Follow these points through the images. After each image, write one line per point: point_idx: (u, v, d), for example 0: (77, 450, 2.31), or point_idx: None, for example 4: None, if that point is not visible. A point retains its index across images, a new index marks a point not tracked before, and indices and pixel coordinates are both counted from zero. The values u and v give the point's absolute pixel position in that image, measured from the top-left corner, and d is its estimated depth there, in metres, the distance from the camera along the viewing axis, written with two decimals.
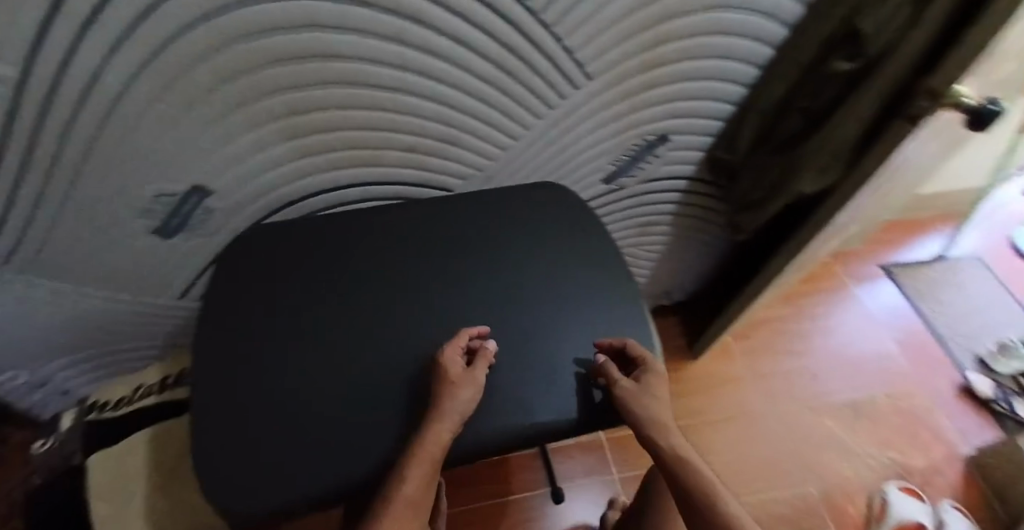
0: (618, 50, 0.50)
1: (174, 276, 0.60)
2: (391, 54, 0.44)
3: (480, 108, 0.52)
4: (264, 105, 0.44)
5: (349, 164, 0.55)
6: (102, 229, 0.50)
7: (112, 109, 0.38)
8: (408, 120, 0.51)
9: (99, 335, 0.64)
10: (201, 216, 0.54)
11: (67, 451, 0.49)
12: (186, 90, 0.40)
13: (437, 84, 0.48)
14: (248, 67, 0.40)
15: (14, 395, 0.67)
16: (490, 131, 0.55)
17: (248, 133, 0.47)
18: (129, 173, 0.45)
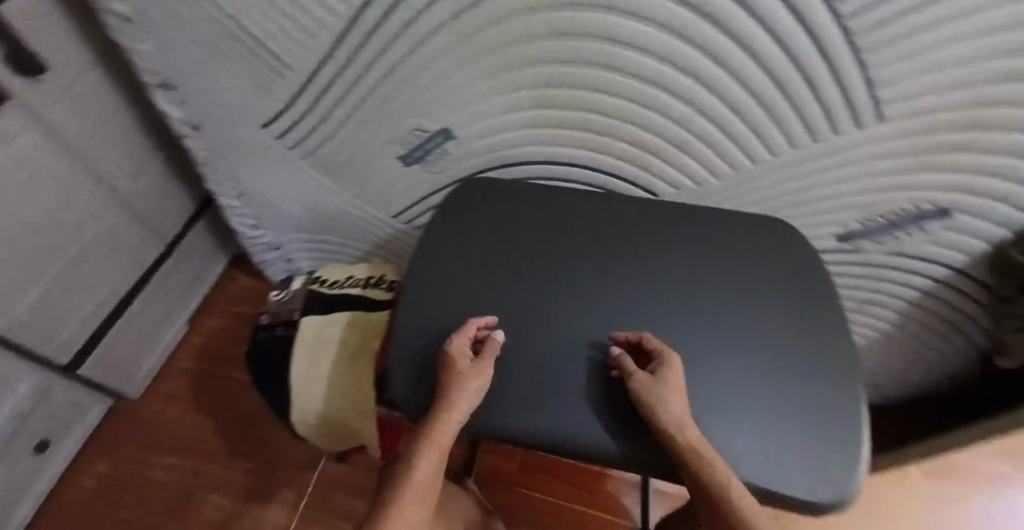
0: (935, 97, 0.38)
1: (397, 198, 0.68)
2: (666, 48, 0.41)
3: (728, 119, 0.46)
4: (512, 76, 0.48)
5: (576, 141, 0.55)
6: (366, 139, 0.60)
7: (417, 44, 0.45)
8: (644, 112, 0.48)
9: (326, 225, 0.77)
10: (437, 156, 0.61)
11: (292, 306, 0.60)
12: (465, 47, 0.45)
13: (687, 84, 0.44)
14: (509, 41, 0.44)
15: (259, 249, 0.85)
16: (731, 146, 0.49)
17: (496, 95, 0.51)
18: (402, 103, 0.54)
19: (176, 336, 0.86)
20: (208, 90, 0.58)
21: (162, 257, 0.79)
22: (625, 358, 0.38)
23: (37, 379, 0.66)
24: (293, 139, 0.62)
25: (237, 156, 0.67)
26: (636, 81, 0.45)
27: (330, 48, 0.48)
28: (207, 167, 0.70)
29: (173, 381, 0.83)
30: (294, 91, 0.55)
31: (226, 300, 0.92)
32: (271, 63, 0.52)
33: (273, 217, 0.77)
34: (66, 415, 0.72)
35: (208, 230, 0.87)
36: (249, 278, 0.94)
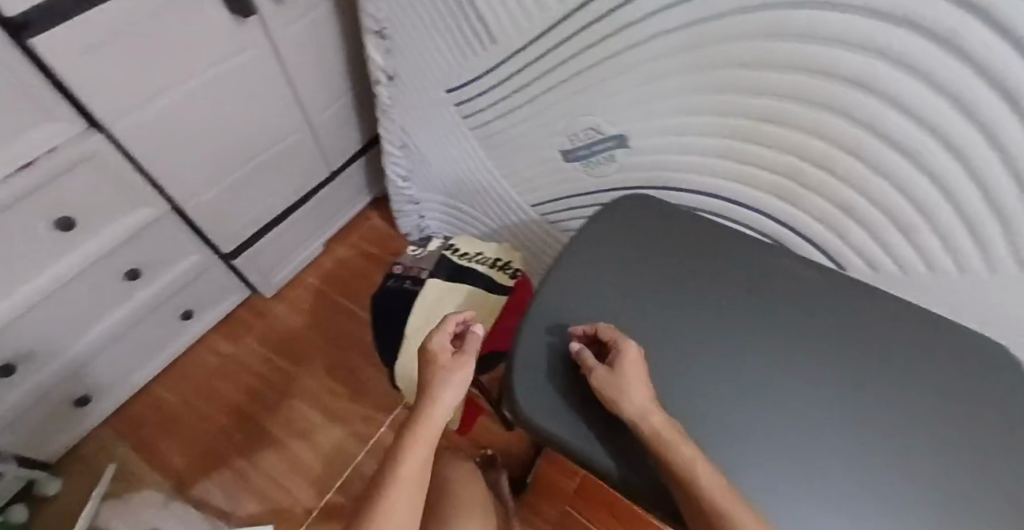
0: None
1: (546, 189, 0.67)
2: (929, 110, 0.33)
3: (968, 208, 0.36)
4: (701, 99, 0.44)
5: (760, 185, 0.48)
6: (536, 125, 0.59)
7: (630, 46, 0.44)
8: (851, 167, 0.40)
9: (467, 195, 0.78)
10: (602, 161, 0.57)
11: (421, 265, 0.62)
12: (670, 59, 0.43)
13: (915, 146, 0.35)
14: (708, 64, 0.41)
15: (399, 201, 0.89)
16: (966, 245, 0.38)
17: (682, 116, 0.47)
18: (586, 98, 0.52)
19: (311, 254, 0.94)
20: (414, 44, 0.62)
21: (324, 182, 0.88)
22: (584, 352, 0.38)
23: (204, 254, 0.76)
24: (471, 108, 0.64)
25: (416, 110, 0.71)
26: (859, 135, 0.38)
27: (541, 30, 0.49)
28: (384, 114, 0.75)
29: (299, 293, 0.92)
30: (490, 62, 0.56)
31: (358, 235, 0.99)
32: (480, 33, 0.54)
33: (423, 174, 0.81)
34: (212, 294, 0.83)
35: (364, 169, 0.95)
36: (381, 221, 1.00)
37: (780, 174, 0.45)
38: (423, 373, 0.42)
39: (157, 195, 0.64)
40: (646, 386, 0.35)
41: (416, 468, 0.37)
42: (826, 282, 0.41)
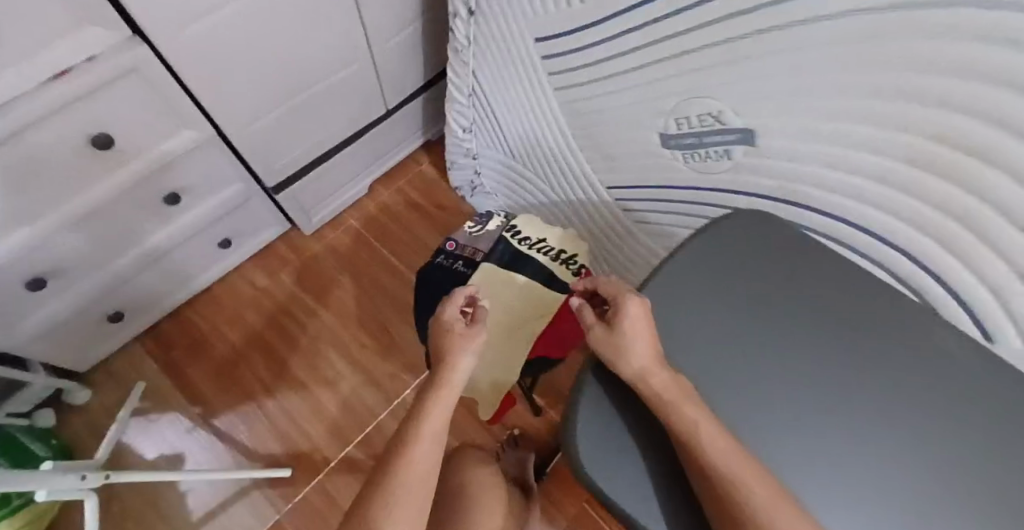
0: None
1: (631, 172, 0.57)
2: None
3: None
4: (861, 98, 0.32)
5: (934, 220, 0.34)
6: (636, 100, 0.49)
7: (783, 27, 0.33)
8: None
9: (534, 160, 0.69)
10: (716, 155, 0.47)
11: (478, 245, 0.55)
12: (834, 54, 0.31)
13: None
14: (877, 58, 0.29)
15: (456, 151, 0.81)
16: None
17: (839, 115, 0.34)
18: (711, 82, 0.41)
19: (355, 195, 0.88)
20: None
21: (379, 119, 0.80)
22: (586, 312, 0.37)
23: (249, 184, 0.72)
24: (561, 65, 0.54)
25: (496, 54, 0.61)
26: None
27: None
28: (458, 53, 0.67)
29: (339, 233, 0.87)
30: (597, 13, 0.46)
31: (406, 181, 0.91)
32: None
33: (489, 127, 0.72)
34: (250, 225, 0.79)
35: (423, 108, 0.86)
36: (432, 168, 0.92)
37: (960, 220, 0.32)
38: (436, 342, 0.40)
39: (202, 117, 0.58)
40: (650, 335, 0.32)
41: (434, 431, 0.35)
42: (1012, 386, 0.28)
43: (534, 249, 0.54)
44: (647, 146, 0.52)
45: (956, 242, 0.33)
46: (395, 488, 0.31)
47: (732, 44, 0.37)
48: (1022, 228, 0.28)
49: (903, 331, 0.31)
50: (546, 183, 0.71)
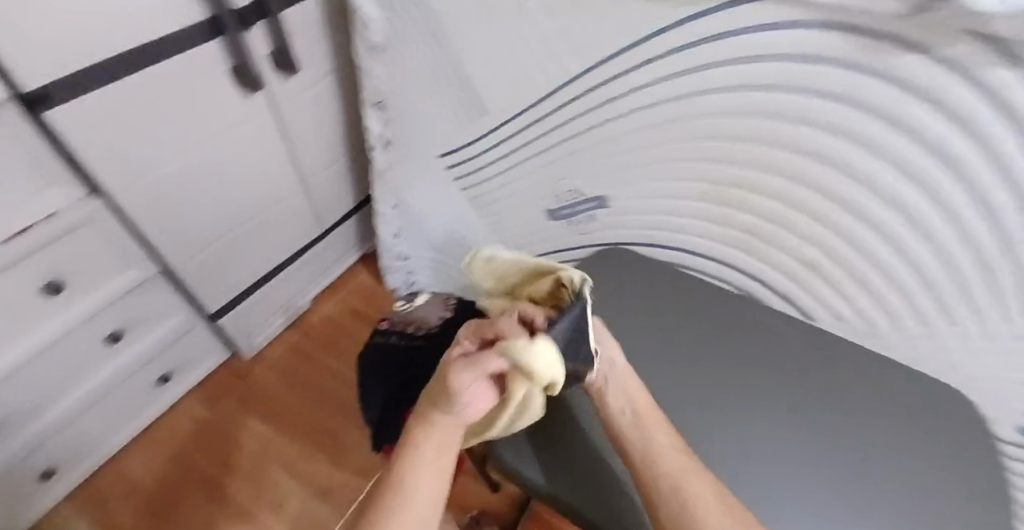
0: None
1: (534, 247, 0.70)
2: (916, 205, 0.37)
3: (911, 261, 0.40)
4: (664, 148, 0.49)
5: (720, 240, 0.52)
6: (528, 185, 0.64)
7: (614, 113, 0.50)
8: (807, 201, 0.43)
9: (456, 250, 0.80)
10: (587, 219, 0.62)
11: (411, 317, 0.61)
12: (645, 120, 0.48)
13: (845, 182, 0.40)
14: (666, 118, 0.47)
15: (388, 258, 0.90)
16: (913, 299, 0.42)
17: (651, 168, 0.52)
18: (576, 161, 0.57)
19: (297, 311, 0.94)
20: (414, 115, 0.67)
21: (316, 238, 0.89)
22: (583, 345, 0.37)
23: (190, 314, 0.76)
24: (464, 170, 0.68)
25: (413, 173, 0.75)
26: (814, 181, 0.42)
27: (536, 99, 0.54)
28: (383, 176, 0.78)
29: (282, 350, 0.90)
30: (484, 128, 0.62)
31: (345, 291, 0.99)
32: (476, 105, 0.60)
33: (415, 232, 0.84)
34: (190, 356, 0.81)
35: (355, 226, 0.97)
36: (370, 277, 1.01)
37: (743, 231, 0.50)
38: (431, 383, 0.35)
39: (147, 258, 0.65)
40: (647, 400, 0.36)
41: (428, 489, 0.31)
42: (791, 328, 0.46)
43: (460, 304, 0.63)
44: (543, 218, 0.66)
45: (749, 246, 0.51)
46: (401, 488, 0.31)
47: (588, 131, 0.53)
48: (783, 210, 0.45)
49: (719, 312, 0.48)
50: (468, 271, 0.82)
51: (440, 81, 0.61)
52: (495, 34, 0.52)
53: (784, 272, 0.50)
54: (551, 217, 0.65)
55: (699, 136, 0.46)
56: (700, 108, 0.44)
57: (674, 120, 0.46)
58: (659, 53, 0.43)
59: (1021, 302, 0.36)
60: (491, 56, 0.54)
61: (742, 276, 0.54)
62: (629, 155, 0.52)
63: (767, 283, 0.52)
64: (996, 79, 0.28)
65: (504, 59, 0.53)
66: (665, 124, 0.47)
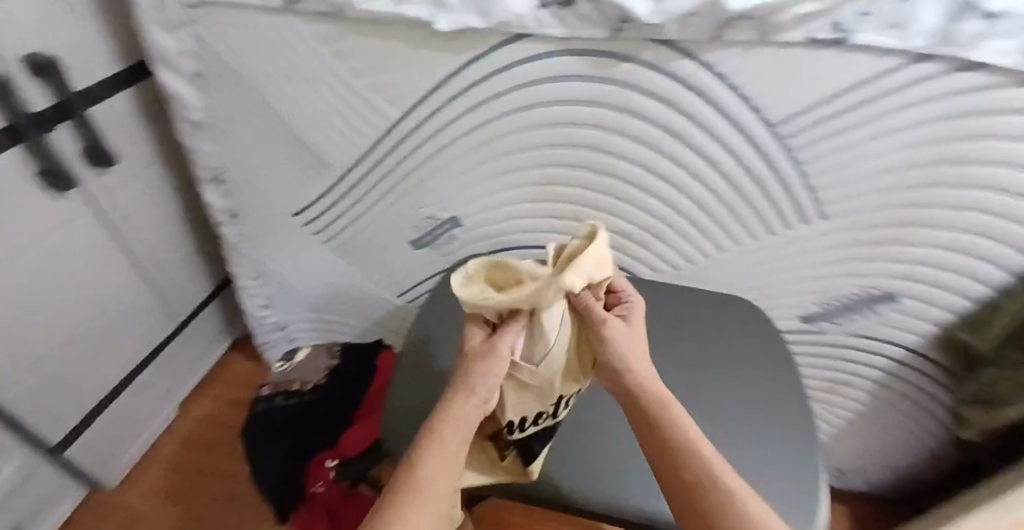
0: (852, 169, 0.48)
1: (405, 280, 0.74)
2: (689, 160, 0.52)
3: (682, 200, 0.56)
4: (486, 166, 0.59)
5: (556, 230, 0.64)
6: (383, 224, 0.68)
7: (438, 147, 0.58)
8: (603, 180, 0.57)
9: (331, 303, 0.81)
10: (446, 240, 0.69)
11: (290, 376, 0.62)
12: (463, 146, 0.58)
13: (622, 160, 0.54)
14: (478, 142, 0.57)
15: (264, 330, 0.88)
16: (694, 228, 0.59)
17: (482, 185, 0.61)
18: (421, 192, 0.63)
19: (163, 422, 0.85)
20: (257, 181, 0.69)
21: (170, 336, 0.83)
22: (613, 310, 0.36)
23: (27, 455, 0.65)
24: (320, 223, 0.70)
25: (269, 240, 0.75)
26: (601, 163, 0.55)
27: (370, 146, 0.60)
28: (235, 249, 0.77)
29: (154, 468, 0.81)
30: (329, 181, 0.66)
31: (218, 386, 0.92)
32: (314, 161, 0.64)
33: (285, 299, 0.82)
34: (33, 507, 0.68)
35: (216, 311, 0.91)
36: (246, 362, 0.95)
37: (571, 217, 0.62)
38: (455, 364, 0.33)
39: None
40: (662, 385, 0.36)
41: (456, 461, 0.28)
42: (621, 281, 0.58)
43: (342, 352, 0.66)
44: (406, 251, 0.71)
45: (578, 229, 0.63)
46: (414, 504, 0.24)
47: (423, 164, 0.61)
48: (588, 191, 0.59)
49: None
50: (348, 322, 0.83)
51: (275, 146, 0.64)
52: (316, 97, 0.57)
53: (606, 240, 0.63)
54: (411, 249, 0.70)
55: (507, 151, 0.57)
56: (499, 129, 0.55)
57: (486, 141, 0.57)
58: (462, 89, 0.52)
59: (746, 203, 0.54)
60: (317, 116, 0.59)
61: None
62: (462, 178, 0.61)
63: None
64: (698, 64, 0.44)
65: (331, 117, 0.59)
66: (479, 146, 0.57)
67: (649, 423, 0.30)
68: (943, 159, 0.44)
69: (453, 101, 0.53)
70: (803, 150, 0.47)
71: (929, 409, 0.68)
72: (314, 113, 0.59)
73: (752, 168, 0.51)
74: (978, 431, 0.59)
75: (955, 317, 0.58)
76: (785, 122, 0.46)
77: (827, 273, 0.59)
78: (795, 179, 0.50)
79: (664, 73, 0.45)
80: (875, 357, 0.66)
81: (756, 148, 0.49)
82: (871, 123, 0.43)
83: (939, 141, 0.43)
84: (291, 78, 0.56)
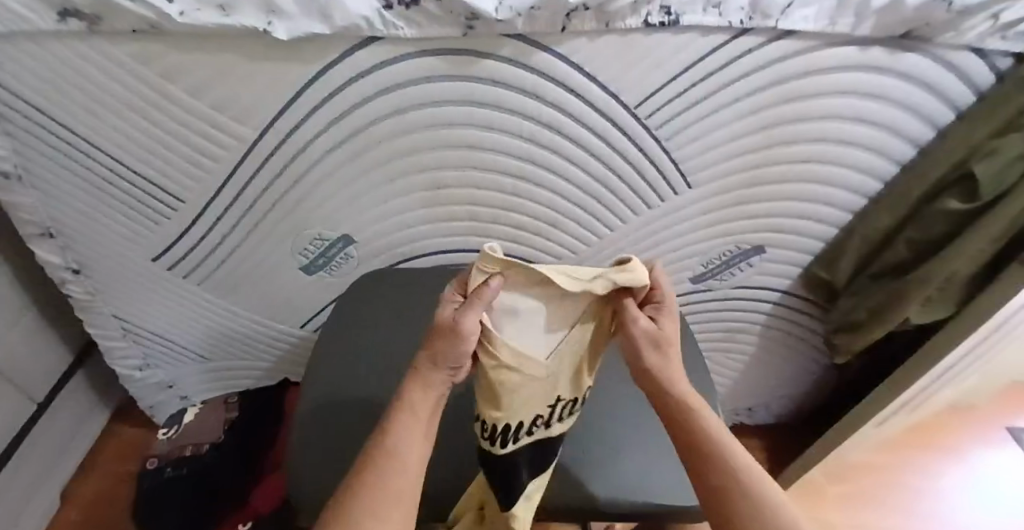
0: (708, 137, 0.52)
1: (302, 310, 0.69)
2: (567, 148, 0.53)
3: (568, 187, 0.58)
4: (366, 180, 0.56)
5: (451, 234, 0.63)
6: (265, 255, 0.63)
7: (310, 166, 0.54)
8: (489, 179, 0.56)
9: (222, 348, 0.73)
10: (339, 261, 0.65)
11: (180, 441, 0.57)
12: (337, 162, 0.54)
13: (504, 156, 0.54)
14: (353, 156, 0.53)
15: (147, 392, 0.77)
16: (582, 213, 0.61)
17: (365, 199, 0.58)
18: (300, 214, 0.59)
19: (46, 513, 0.73)
20: (103, 227, 0.59)
21: (34, 418, 0.70)
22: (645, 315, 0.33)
23: None
24: (191, 264, 0.63)
25: (133, 291, 0.66)
26: (485, 164, 0.55)
27: (232, 173, 0.54)
28: (86, 308, 0.67)
29: None
30: (192, 216, 0.59)
31: (105, 460, 0.81)
32: (166, 199, 0.57)
33: (165, 353, 0.73)
34: None
35: (83, 382, 0.79)
36: (133, 429, 0.84)
37: (466, 219, 0.61)
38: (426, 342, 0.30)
39: None
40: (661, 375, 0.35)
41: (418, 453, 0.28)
42: None
43: (239, 401, 0.60)
44: (298, 280, 0.66)
45: (475, 230, 0.62)
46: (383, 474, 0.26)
47: (296, 185, 0.56)
48: (477, 192, 0.58)
49: None
50: (248, 366, 0.76)
51: (114, 185, 0.56)
52: (155, 125, 0.50)
53: (506, 236, 0.63)
54: (302, 276, 0.65)
55: (385, 161, 0.54)
56: (373, 141, 0.52)
57: (360, 153, 0.53)
58: (321, 102, 0.48)
59: (625, 183, 0.57)
60: (162, 147, 0.52)
61: (479, 255, 0.65)
62: (342, 194, 0.57)
63: (501, 251, 0.65)
64: (558, 56, 0.44)
65: (177, 147, 0.52)
66: (353, 160, 0.54)
67: (676, 414, 0.31)
68: (779, 120, 0.51)
69: (315, 117, 0.49)
70: (663, 126, 0.51)
71: (807, 341, 0.78)
72: (155, 144, 0.52)
73: (622, 149, 0.53)
74: (846, 354, 0.64)
75: (812, 257, 0.66)
76: (644, 103, 0.48)
77: (706, 237, 0.64)
78: (663, 153, 0.54)
79: (527, 67, 0.45)
80: (759, 305, 0.73)
81: (624, 130, 0.51)
82: (714, 96, 0.48)
83: (771, 105, 0.50)
84: (115, 108, 0.49)
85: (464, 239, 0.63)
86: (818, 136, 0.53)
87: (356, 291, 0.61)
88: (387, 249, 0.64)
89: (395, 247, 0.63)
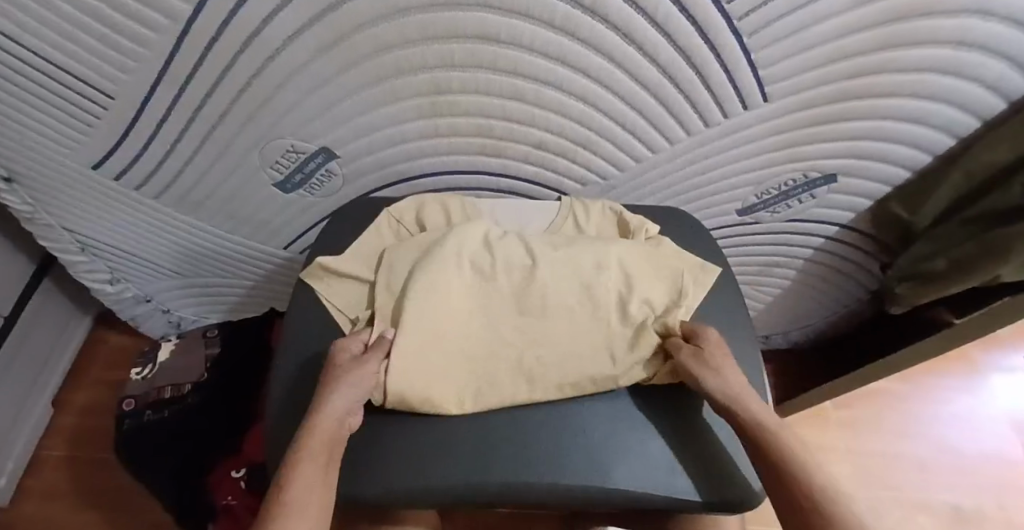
0: (806, 33, 0.38)
1: (286, 230, 0.60)
2: (613, 46, 0.39)
3: (606, 95, 0.44)
4: (341, 80, 0.43)
5: (455, 151, 0.51)
6: (228, 167, 0.52)
7: (264, 60, 0.40)
8: (503, 82, 0.43)
9: (197, 266, 0.66)
10: (321, 177, 0.54)
11: (158, 383, 0.60)
12: (299, 55, 0.40)
13: (524, 53, 0.40)
14: (318, 49, 0.39)
15: (125, 306, 0.72)
16: (620, 130, 0.48)
17: (345, 102, 0.45)
18: (265, 121, 0.46)
19: (39, 423, 0.72)
20: (25, 127, 0.48)
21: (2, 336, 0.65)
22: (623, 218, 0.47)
23: None
24: (140, 175, 0.52)
25: (81, 202, 0.56)
26: (498, 60, 0.41)
27: (162, 65, 0.41)
28: (33, 220, 0.59)
29: (45, 477, 0.70)
30: (127, 119, 0.46)
31: (96, 368, 0.79)
32: (91, 94, 0.44)
33: (134, 267, 0.66)
34: None
35: (54, 293, 0.73)
36: (122, 337, 0.81)
37: (474, 134, 0.49)
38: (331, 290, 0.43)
39: None
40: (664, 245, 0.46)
41: (319, 471, 0.29)
42: (541, 211, 0.48)
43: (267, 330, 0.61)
44: (272, 197, 0.56)
45: (488, 147, 0.50)
46: (287, 488, 0.28)
47: (253, 86, 0.43)
48: (488, 100, 0.45)
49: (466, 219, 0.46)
50: (234, 285, 0.69)
51: (20, 74, 0.43)
52: None
53: (522, 155, 0.51)
54: (277, 193, 0.55)
55: (362, 56, 0.40)
56: (343, 30, 0.38)
57: (326, 46, 0.39)
58: None
59: (681, 92, 0.44)
60: (52, 23, 0.38)
61: (492, 177, 0.54)
62: (314, 96, 0.44)
63: (517, 175, 0.54)
64: None
65: (79, 23, 0.38)
66: (318, 52, 0.40)
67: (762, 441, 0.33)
68: (907, 11, 0.37)
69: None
70: (746, 17, 0.36)
71: (853, 275, 0.70)
72: (50, 15, 0.38)
73: (685, 48, 0.40)
74: (905, 303, 0.61)
75: (891, 189, 0.55)
76: None
77: (769, 163, 0.52)
78: (741, 57, 0.40)
79: None
80: (810, 238, 0.63)
81: (693, 22, 0.37)
82: None
83: None
84: None
85: (474, 160, 0.52)
86: (950, 36, 0.39)
87: (343, 214, 0.49)
88: (378, 166, 0.52)
89: (391, 163, 0.52)
